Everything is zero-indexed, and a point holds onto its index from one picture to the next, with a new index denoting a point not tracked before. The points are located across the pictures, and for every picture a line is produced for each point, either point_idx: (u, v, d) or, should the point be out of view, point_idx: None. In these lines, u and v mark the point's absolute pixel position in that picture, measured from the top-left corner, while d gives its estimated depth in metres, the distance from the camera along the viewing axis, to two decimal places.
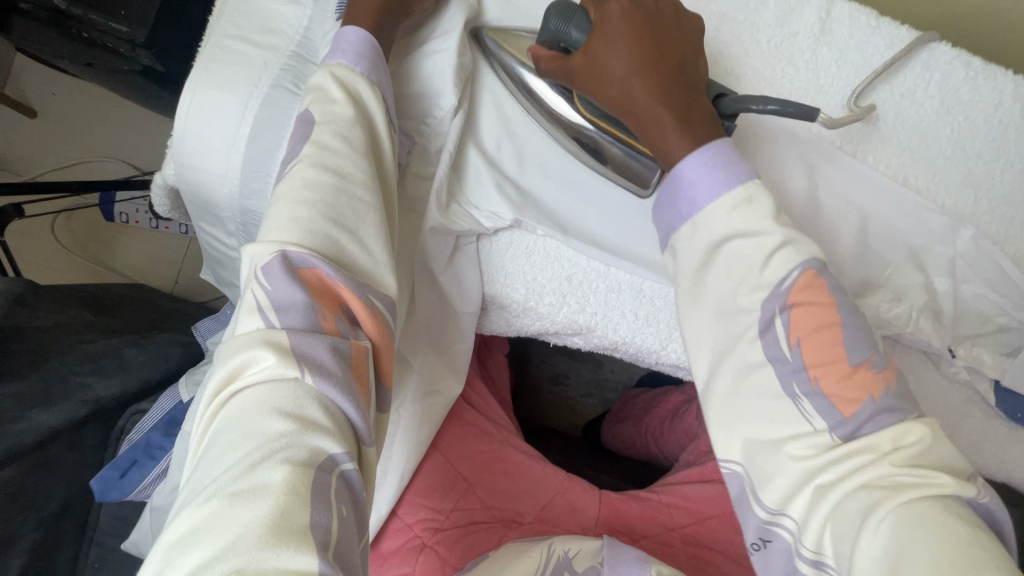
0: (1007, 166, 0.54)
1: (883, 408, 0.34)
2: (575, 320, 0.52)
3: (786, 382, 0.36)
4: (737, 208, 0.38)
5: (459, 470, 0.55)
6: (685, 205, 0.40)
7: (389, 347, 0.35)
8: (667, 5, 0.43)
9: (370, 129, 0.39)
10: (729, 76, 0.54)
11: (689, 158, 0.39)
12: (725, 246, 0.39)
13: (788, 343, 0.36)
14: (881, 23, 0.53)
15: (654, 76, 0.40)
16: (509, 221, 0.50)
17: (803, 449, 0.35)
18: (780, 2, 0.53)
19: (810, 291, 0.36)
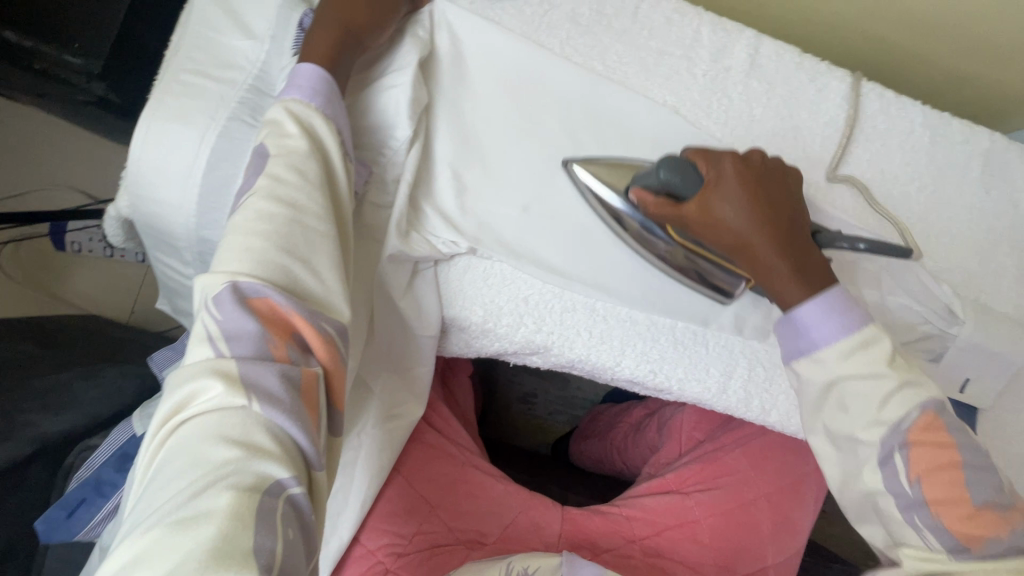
0: (919, 188, 0.60)
1: (1010, 544, 0.35)
2: (533, 340, 0.54)
3: (907, 514, 0.38)
4: (851, 354, 0.40)
5: (421, 492, 0.55)
6: (803, 344, 0.42)
7: (342, 372, 0.36)
8: (772, 163, 0.47)
9: (325, 162, 0.41)
10: (666, 104, 0.57)
11: (807, 305, 0.42)
12: (840, 386, 0.40)
13: (908, 478, 0.38)
14: (803, 59, 0.58)
15: (771, 229, 0.44)
16: (466, 249, 0.52)
17: (920, 557, 0.37)
18: (713, 39, 0.58)
19: (932, 431, 0.38)
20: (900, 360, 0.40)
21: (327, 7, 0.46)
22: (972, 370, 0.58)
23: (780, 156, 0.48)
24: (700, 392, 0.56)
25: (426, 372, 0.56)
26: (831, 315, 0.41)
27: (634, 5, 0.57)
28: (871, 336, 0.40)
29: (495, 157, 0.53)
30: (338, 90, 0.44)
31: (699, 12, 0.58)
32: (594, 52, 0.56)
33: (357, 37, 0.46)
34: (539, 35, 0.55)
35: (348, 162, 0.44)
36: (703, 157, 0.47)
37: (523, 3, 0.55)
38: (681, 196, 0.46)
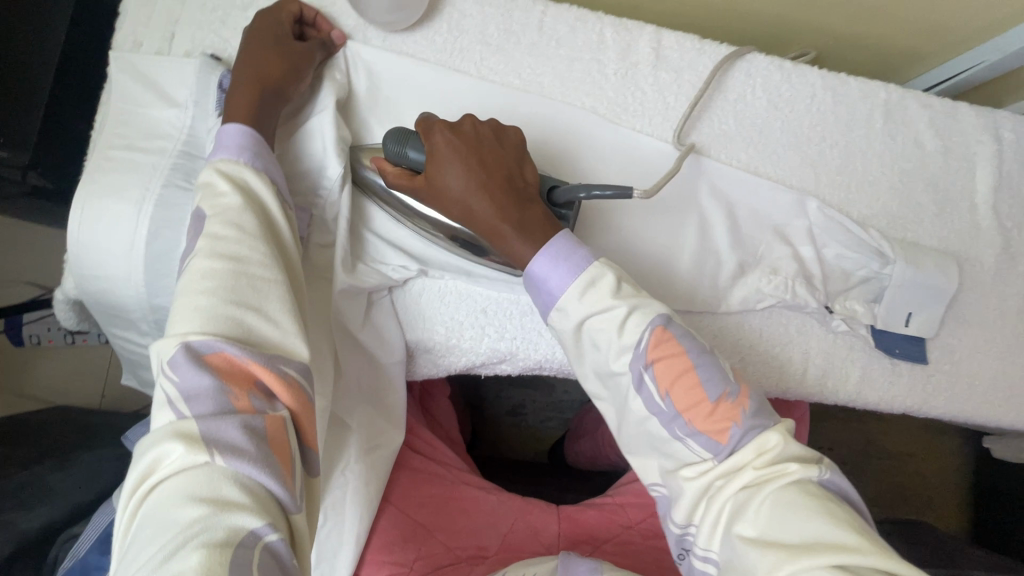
0: (831, 145, 0.64)
1: (746, 428, 0.41)
2: (497, 348, 0.56)
3: (670, 428, 0.43)
4: (584, 292, 0.45)
5: (415, 517, 0.55)
6: (545, 296, 0.46)
7: (311, 412, 0.37)
8: (485, 130, 0.49)
9: (267, 216, 0.42)
10: (586, 107, 0.60)
11: (536, 259, 0.46)
12: (588, 323, 0.45)
13: (660, 394, 0.43)
14: (703, 44, 0.62)
15: (488, 196, 0.47)
16: (416, 270, 0.53)
17: (692, 472, 0.42)
18: (617, 39, 0.61)
19: (663, 345, 0.43)
20: (625, 287, 0.46)
21: (243, 68, 0.48)
22: (913, 305, 0.61)
23: (496, 119, 0.50)
24: None
25: (399, 397, 0.57)
26: (557, 265, 0.45)
27: (538, 18, 0.60)
28: (594, 273, 0.44)
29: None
30: (266, 142, 0.45)
31: (600, 16, 0.61)
32: (508, 68, 0.59)
33: (276, 89, 0.48)
34: (452, 60, 0.58)
35: (289, 212, 0.45)
36: (422, 128, 0.48)
37: (433, 32, 0.58)
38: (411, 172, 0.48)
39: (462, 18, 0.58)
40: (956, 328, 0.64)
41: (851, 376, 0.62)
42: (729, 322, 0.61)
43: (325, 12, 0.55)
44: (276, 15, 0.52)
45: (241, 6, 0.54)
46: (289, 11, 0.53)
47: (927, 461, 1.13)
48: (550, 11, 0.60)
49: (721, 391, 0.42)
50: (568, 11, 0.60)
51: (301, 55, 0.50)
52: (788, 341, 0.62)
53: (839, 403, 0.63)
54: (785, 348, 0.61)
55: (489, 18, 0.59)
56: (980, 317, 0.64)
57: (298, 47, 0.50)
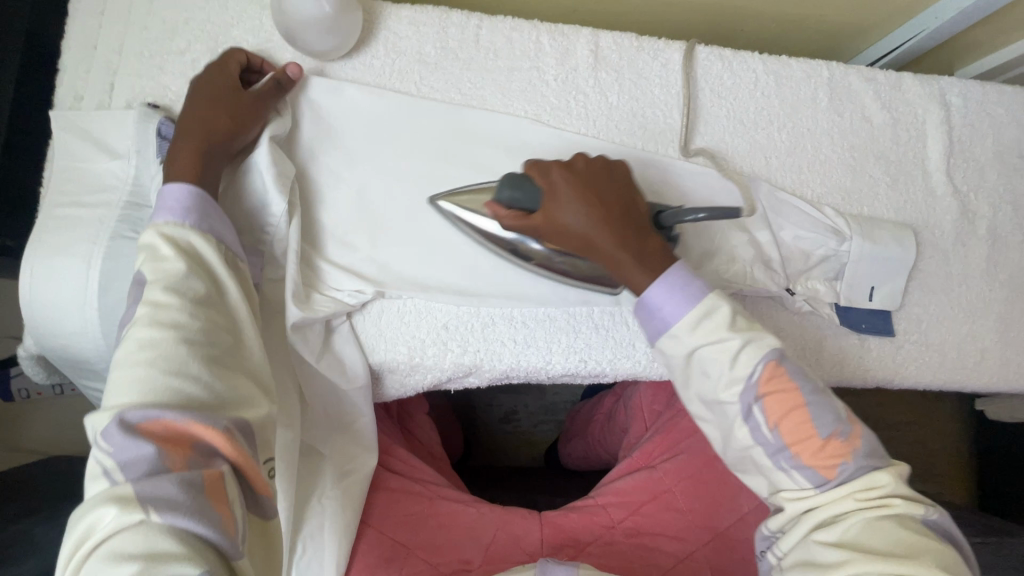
0: (779, 128, 0.65)
1: (855, 466, 0.43)
2: (461, 362, 0.56)
3: (775, 459, 0.44)
4: (697, 325, 0.45)
5: (394, 535, 0.56)
6: (659, 324, 0.46)
7: (253, 461, 0.37)
8: (596, 164, 0.50)
9: (213, 276, 0.43)
10: (529, 114, 0.61)
11: (652, 286, 0.46)
12: (699, 354, 0.45)
13: (768, 426, 0.44)
14: (640, 42, 0.63)
15: (609, 227, 0.48)
16: (372, 293, 0.54)
17: (792, 494, 0.44)
18: (555, 45, 0.62)
19: (778, 381, 0.44)
20: (739, 319, 0.46)
21: (187, 125, 0.48)
22: (875, 279, 0.62)
23: (604, 154, 0.52)
24: (631, 366, 0.59)
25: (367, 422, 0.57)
26: (674, 295, 0.46)
27: (474, 32, 0.61)
28: (711, 304, 0.45)
29: (383, 202, 0.56)
30: (210, 202, 0.45)
31: (535, 24, 0.62)
32: (449, 84, 0.60)
33: (220, 149, 0.48)
34: (392, 80, 0.59)
35: (236, 266, 0.46)
36: (535, 169, 0.50)
37: (370, 57, 0.58)
38: (528, 210, 0.49)
39: (398, 39, 0.59)
40: (919, 297, 0.64)
41: (821, 355, 0.62)
42: None
43: (259, 47, 0.56)
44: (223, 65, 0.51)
45: (178, 51, 0.55)
46: (238, 59, 0.52)
47: (926, 429, 1.13)
48: (485, 24, 0.61)
49: (834, 429, 0.43)
50: (502, 22, 0.61)
51: (248, 107, 0.50)
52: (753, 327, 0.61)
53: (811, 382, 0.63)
54: None
55: (424, 37, 0.60)
56: (942, 284, 0.64)
57: (245, 100, 0.50)
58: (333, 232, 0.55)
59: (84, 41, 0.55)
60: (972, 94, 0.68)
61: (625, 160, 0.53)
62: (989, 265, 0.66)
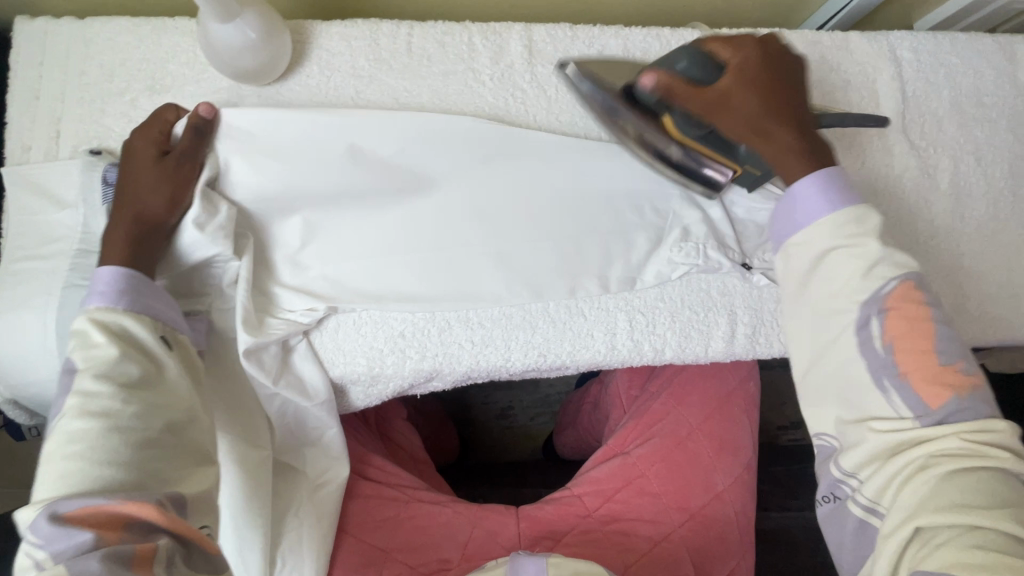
0: None
1: (966, 404, 0.41)
2: (421, 368, 0.57)
3: (877, 375, 0.43)
4: (846, 227, 0.45)
5: (373, 540, 0.58)
6: (800, 217, 0.46)
7: (191, 526, 0.39)
8: (786, 55, 0.49)
9: (150, 356, 0.44)
10: (468, 116, 0.61)
11: (805, 182, 0.46)
12: (833, 253, 0.45)
13: (883, 339, 0.43)
14: (575, 32, 0.63)
15: (781, 120, 0.47)
16: (325, 310, 0.56)
17: (883, 426, 0.43)
18: (488, 44, 0.62)
19: (908, 300, 0.43)
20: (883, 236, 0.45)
21: (118, 208, 0.49)
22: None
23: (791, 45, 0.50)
24: (591, 356, 0.59)
25: (335, 432, 0.58)
26: (823, 196, 0.46)
27: (406, 41, 0.61)
28: (864, 210, 0.45)
29: (325, 216, 0.56)
30: (144, 279, 0.46)
31: (466, 26, 0.62)
32: (385, 95, 0.60)
33: (152, 226, 0.49)
34: (329, 97, 0.59)
35: (177, 338, 0.47)
36: (725, 45, 0.48)
37: (306, 76, 0.59)
38: (702, 83, 0.47)
39: (331, 56, 0.60)
40: None
41: None
42: (649, 295, 0.60)
43: (196, 80, 0.57)
44: (147, 131, 0.51)
45: (119, 92, 0.57)
46: (165, 117, 0.52)
47: None
48: (415, 32, 0.61)
49: (955, 361, 0.42)
50: (433, 28, 0.62)
51: (175, 176, 0.50)
52: (712, 306, 0.61)
53: (778, 355, 0.63)
54: (710, 313, 0.61)
55: (357, 51, 0.60)
56: (905, 243, 0.64)
57: (166, 167, 0.50)
58: (284, 251, 0.56)
59: (26, 92, 0.57)
60: (922, 44, 0.66)
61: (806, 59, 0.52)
62: (954, 219, 0.65)
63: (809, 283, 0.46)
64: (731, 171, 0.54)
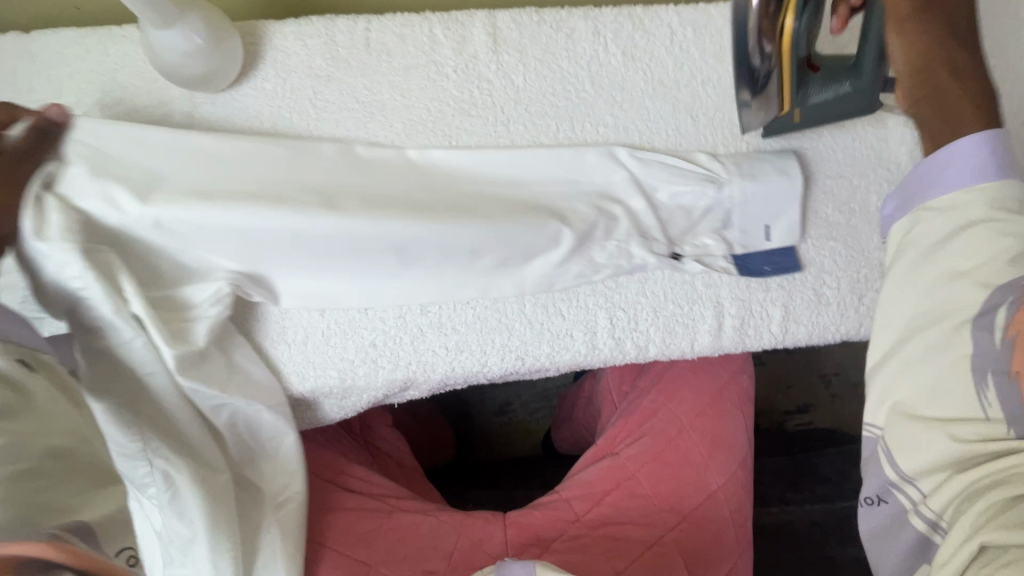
0: (702, 83, 0.61)
1: None
2: (395, 377, 0.56)
3: (980, 375, 0.35)
4: (972, 201, 0.38)
5: (354, 554, 0.56)
6: (932, 182, 0.40)
7: (111, 563, 0.32)
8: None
9: (11, 383, 0.42)
10: (432, 112, 0.58)
11: (969, 146, 0.38)
12: (964, 230, 0.37)
13: (1005, 332, 0.34)
14: (541, 15, 0.60)
15: (956, 71, 0.41)
16: (229, 289, 0.51)
17: (967, 433, 0.35)
18: (450, 34, 0.59)
19: None
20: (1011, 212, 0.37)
21: None
22: (767, 216, 0.59)
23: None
24: (571, 357, 0.57)
25: (292, 444, 0.56)
26: (968, 161, 0.38)
27: (363, 35, 0.58)
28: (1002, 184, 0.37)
29: (258, 234, 0.50)
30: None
31: (427, 16, 0.59)
32: (345, 95, 0.58)
33: None
34: (287, 100, 0.57)
35: (39, 357, 0.45)
36: None
37: (261, 80, 0.57)
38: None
39: (286, 57, 0.57)
40: (874, 241, 0.60)
41: (773, 317, 0.59)
42: (631, 290, 0.58)
43: (148, 90, 0.55)
44: None
45: (68, 108, 0.55)
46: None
47: None
48: (373, 25, 0.58)
49: None
50: (391, 20, 0.58)
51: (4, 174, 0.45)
52: (697, 298, 0.58)
53: (768, 347, 0.60)
54: (695, 306, 0.58)
55: (313, 50, 0.58)
56: None
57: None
58: None
59: None
60: None
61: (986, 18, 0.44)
62: None
63: (931, 255, 0.38)
64: (779, 108, 0.54)
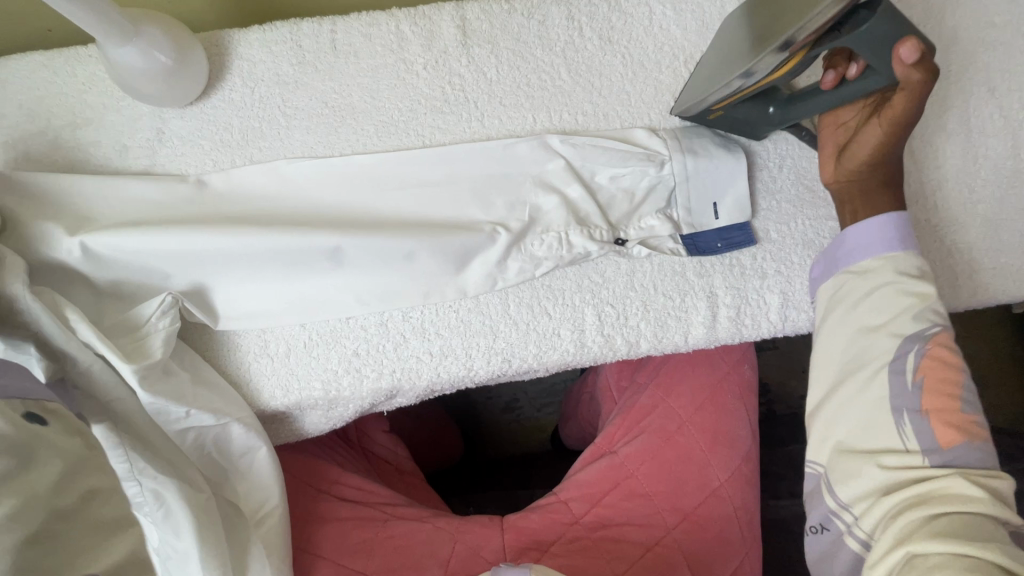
0: (685, 63, 0.58)
1: (975, 449, 0.40)
2: (380, 387, 0.54)
3: (892, 407, 0.42)
4: (872, 271, 0.47)
5: (350, 565, 0.56)
6: (847, 248, 0.49)
7: None
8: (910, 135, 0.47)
9: None
10: (404, 112, 0.57)
11: (877, 222, 0.48)
12: (871, 294, 0.46)
13: (911, 375, 0.43)
14: (511, 4, 0.57)
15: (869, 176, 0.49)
16: (172, 299, 0.51)
17: (893, 462, 0.41)
18: (418, 30, 0.57)
19: (940, 353, 0.43)
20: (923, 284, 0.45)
21: None
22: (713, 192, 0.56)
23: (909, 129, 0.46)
24: (560, 357, 0.55)
25: (265, 455, 0.54)
26: (880, 234, 0.47)
27: (329, 38, 0.57)
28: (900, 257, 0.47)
29: (240, 256, 0.52)
30: None
31: (393, 13, 0.57)
32: (314, 101, 0.56)
33: None
34: (256, 109, 0.56)
35: None
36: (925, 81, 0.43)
37: (228, 91, 0.56)
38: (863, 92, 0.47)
39: (253, 66, 0.56)
40: None
41: (770, 305, 0.56)
42: (618, 285, 0.56)
43: (116, 109, 0.55)
44: None
45: (41, 132, 0.55)
46: None
47: None
48: (339, 26, 0.57)
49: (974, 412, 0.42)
50: (357, 19, 0.57)
51: None
52: (688, 290, 0.56)
53: (767, 337, 0.57)
54: (688, 296, 0.56)
55: (279, 56, 0.56)
56: None
57: None
58: (206, 285, 0.52)
59: None
60: None
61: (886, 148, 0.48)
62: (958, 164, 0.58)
63: (855, 310, 0.46)
64: (710, 109, 0.52)
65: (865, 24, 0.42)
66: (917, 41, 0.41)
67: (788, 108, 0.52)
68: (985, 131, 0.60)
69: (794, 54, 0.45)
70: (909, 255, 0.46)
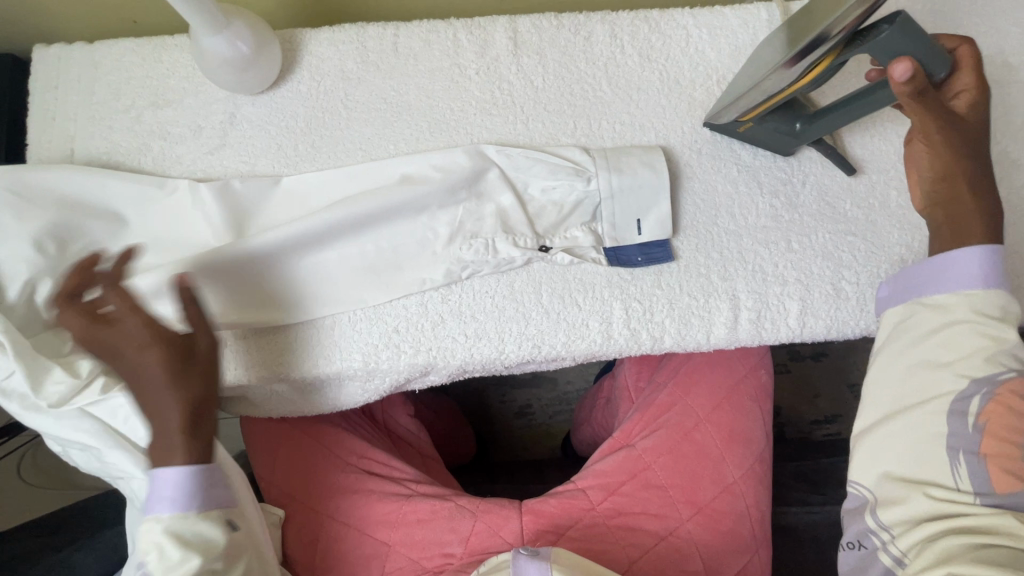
0: (718, 82, 0.62)
1: None
2: (416, 362, 0.58)
3: (957, 448, 0.42)
4: (943, 304, 0.47)
5: (376, 534, 0.59)
6: (917, 281, 0.49)
7: None
8: (960, 142, 0.48)
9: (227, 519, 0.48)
10: (455, 111, 0.61)
11: (958, 258, 0.47)
12: (941, 328, 0.46)
13: (977, 418, 0.42)
14: (561, 20, 0.63)
15: (941, 191, 0.49)
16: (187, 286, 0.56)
17: (943, 493, 0.42)
18: (474, 39, 0.62)
19: (1010, 400, 0.42)
20: (1004, 329, 0.44)
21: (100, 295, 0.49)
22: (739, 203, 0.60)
23: (954, 137, 0.48)
24: (587, 346, 0.58)
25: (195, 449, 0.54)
26: (952, 271, 0.47)
27: (392, 42, 0.62)
28: (976, 296, 0.45)
29: (285, 231, 0.55)
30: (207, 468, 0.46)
31: (451, 22, 0.63)
32: (373, 96, 0.61)
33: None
34: (321, 101, 0.61)
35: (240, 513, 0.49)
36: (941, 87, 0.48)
37: (297, 83, 0.61)
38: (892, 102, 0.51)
39: (321, 62, 0.61)
40: (895, 237, 0.60)
41: (791, 312, 0.59)
42: (646, 282, 0.59)
43: (195, 93, 0.60)
44: None
45: (124, 109, 0.60)
46: None
47: None
48: (401, 32, 0.62)
49: None
50: (418, 26, 0.62)
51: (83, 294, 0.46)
52: (712, 291, 0.59)
53: (785, 341, 0.60)
54: (711, 298, 0.59)
55: (345, 54, 0.62)
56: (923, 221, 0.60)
57: None
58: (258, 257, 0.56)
59: (44, 115, 0.61)
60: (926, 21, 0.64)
61: (947, 157, 0.48)
62: None
63: (922, 342, 0.46)
64: (739, 123, 0.58)
65: (883, 32, 0.45)
66: (908, 63, 0.44)
67: (813, 121, 0.56)
68: (1005, 163, 0.63)
69: (825, 55, 0.47)
70: (988, 295, 0.45)
